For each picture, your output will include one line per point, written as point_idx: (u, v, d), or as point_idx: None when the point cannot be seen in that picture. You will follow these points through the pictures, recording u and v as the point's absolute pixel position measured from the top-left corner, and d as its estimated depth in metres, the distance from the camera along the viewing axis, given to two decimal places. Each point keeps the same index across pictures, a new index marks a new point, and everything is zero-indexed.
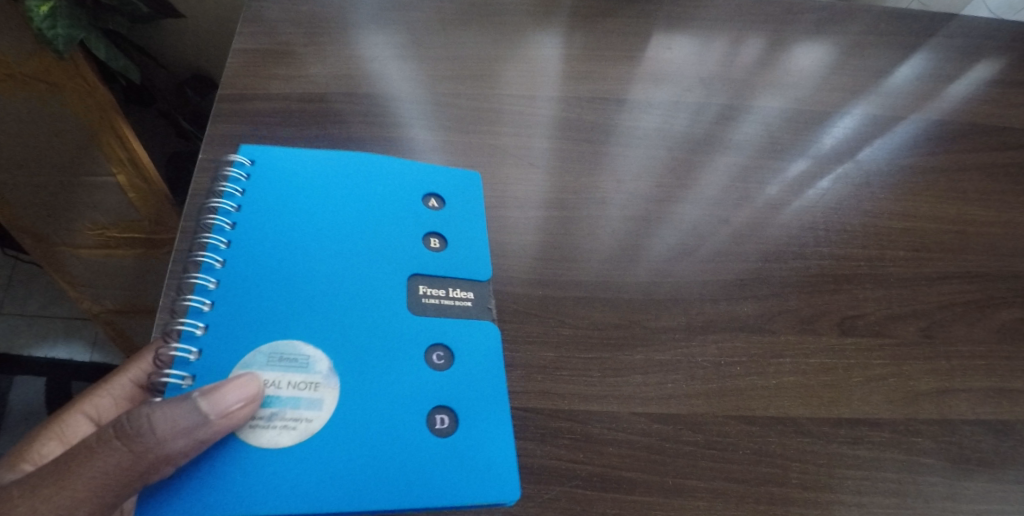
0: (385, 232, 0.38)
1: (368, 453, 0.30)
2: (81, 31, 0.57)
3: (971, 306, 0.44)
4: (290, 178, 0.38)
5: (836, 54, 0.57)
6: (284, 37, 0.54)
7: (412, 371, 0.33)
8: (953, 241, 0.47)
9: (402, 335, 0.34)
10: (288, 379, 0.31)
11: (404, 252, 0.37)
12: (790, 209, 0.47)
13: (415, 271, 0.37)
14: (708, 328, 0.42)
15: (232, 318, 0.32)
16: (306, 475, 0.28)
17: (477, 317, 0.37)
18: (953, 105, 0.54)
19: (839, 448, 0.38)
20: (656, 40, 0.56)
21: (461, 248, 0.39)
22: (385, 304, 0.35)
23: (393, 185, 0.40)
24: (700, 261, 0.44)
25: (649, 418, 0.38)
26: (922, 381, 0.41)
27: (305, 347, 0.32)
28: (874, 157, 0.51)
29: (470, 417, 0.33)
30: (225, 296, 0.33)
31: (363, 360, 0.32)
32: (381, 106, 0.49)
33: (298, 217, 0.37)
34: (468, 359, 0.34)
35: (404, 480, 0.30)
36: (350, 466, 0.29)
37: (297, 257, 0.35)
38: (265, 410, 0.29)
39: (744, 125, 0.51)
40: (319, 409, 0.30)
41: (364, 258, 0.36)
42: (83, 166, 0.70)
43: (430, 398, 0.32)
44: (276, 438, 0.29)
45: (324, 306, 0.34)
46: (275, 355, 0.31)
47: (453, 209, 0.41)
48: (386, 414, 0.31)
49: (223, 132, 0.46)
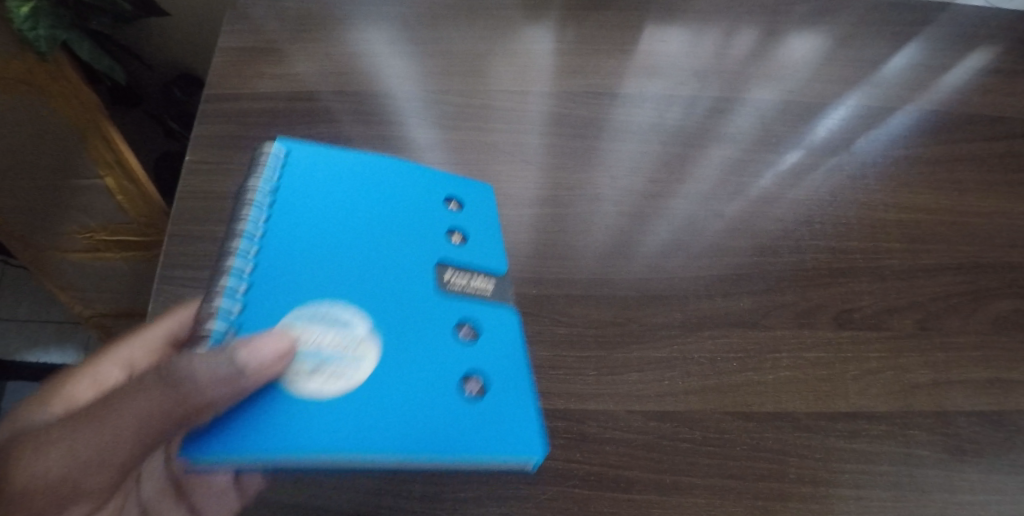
0: (408, 208, 0.36)
1: (401, 413, 0.27)
2: (64, 32, 0.56)
3: (966, 297, 0.44)
4: (315, 148, 0.36)
5: (829, 45, 0.56)
6: (270, 35, 0.53)
7: (446, 350, 0.30)
8: (947, 232, 0.47)
9: (437, 324, 0.31)
10: (328, 337, 0.28)
11: (429, 231, 0.35)
12: (785, 202, 0.47)
13: (440, 250, 0.35)
14: (704, 324, 0.41)
15: (261, 270, 0.29)
16: (339, 428, 0.25)
17: (503, 310, 0.35)
18: (947, 95, 0.54)
19: (836, 442, 0.38)
20: (648, 33, 0.55)
21: (484, 250, 0.37)
22: (416, 281, 0.32)
23: (420, 175, 0.38)
24: (695, 256, 0.44)
25: (646, 416, 0.38)
26: (919, 373, 0.41)
27: (338, 305, 0.29)
28: (869, 149, 0.50)
29: (500, 389, 0.30)
30: (251, 248, 0.30)
31: (395, 323, 0.30)
32: (370, 104, 0.49)
33: (329, 197, 0.34)
34: (493, 335, 0.33)
35: (444, 447, 0.27)
36: (383, 425, 0.26)
37: (323, 220, 0.32)
38: (302, 362, 0.27)
39: (738, 118, 0.51)
40: (357, 365, 0.28)
41: (394, 235, 0.34)
42: (71, 169, 0.69)
43: (461, 365, 0.30)
44: (314, 389, 0.26)
45: (352, 268, 0.31)
46: (312, 315, 0.29)
47: (472, 209, 0.39)
48: (422, 381, 0.29)
49: (210, 135, 0.47)
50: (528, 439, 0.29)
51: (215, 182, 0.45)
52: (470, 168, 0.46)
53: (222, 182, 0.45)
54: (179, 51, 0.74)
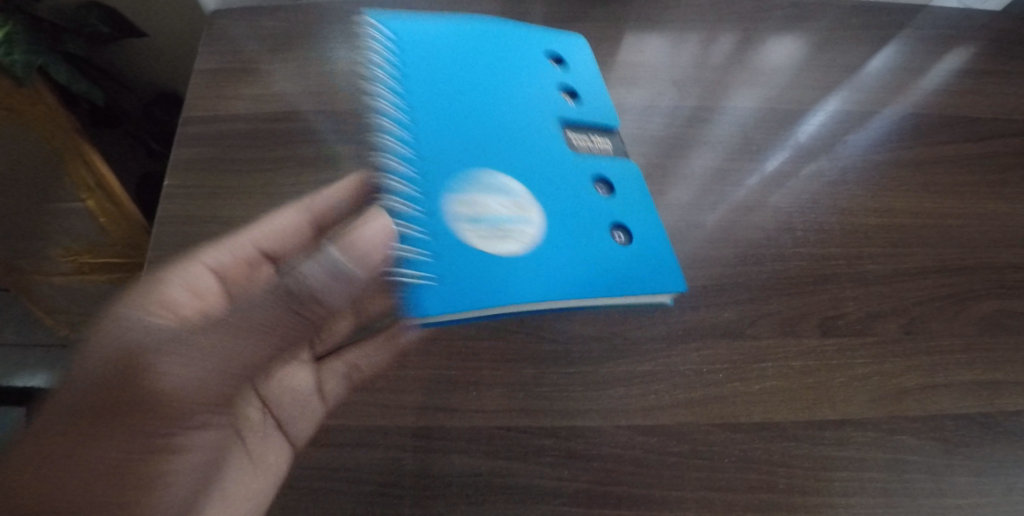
0: (528, 99, 0.43)
1: (583, 255, 0.36)
2: (41, 57, 0.56)
3: (950, 299, 0.44)
4: (433, 51, 0.42)
5: (806, 50, 0.57)
6: (248, 55, 0.53)
7: (575, 185, 0.39)
8: (929, 235, 0.47)
9: (559, 151, 0.41)
10: (501, 204, 0.36)
11: (551, 104, 0.44)
12: (767, 210, 0.47)
13: (564, 119, 0.44)
14: (689, 336, 0.41)
15: (440, 161, 0.36)
16: (550, 277, 0.34)
17: (611, 154, 0.44)
18: (925, 97, 0.54)
19: (824, 450, 0.38)
20: (627, 43, 0.55)
21: (592, 105, 0.47)
22: (559, 162, 0.40)
23: (524, 85, 0.44)
24: (678, 266, 0.44)
25: (633, 430, 0.38)
26: (905, 378, 0.41)
27: (502, 178, 0.37)
28: (848, 153, 0.51)
29: (624, 183, 0.42)
30: (424, 146, 0.36)
31: (557, 193, 0.38)
32: (351, 124, 0.49)
33: (453, 105, 0.39)
34: (624, 187, 0.42)
35: (614, 274, 0.36)
36: (576, 266, 0.35)
37: (482, 119, 0.40)
38: (485, 221, 0.35)
39: (718, 126, 0.51)
40: (526, 221, 0.36)
41: (536, 128, 0.41)
42: (52, 191, 0.69)
43: (606, 217, 0.39)
44: (503, 246, 0.34)
45: (509, 156, 0.39)
46: (465, 197, 0.35)
47: (577, 75, 0.48)
48: (574, 242, 0.36)
49: (192, 158, 0.46)
50: (675, 278, 0.37)
51: (197, 206, 0.45)
52: None
53: (201, 205, 0.45)
54: (159, 74, 0.75)
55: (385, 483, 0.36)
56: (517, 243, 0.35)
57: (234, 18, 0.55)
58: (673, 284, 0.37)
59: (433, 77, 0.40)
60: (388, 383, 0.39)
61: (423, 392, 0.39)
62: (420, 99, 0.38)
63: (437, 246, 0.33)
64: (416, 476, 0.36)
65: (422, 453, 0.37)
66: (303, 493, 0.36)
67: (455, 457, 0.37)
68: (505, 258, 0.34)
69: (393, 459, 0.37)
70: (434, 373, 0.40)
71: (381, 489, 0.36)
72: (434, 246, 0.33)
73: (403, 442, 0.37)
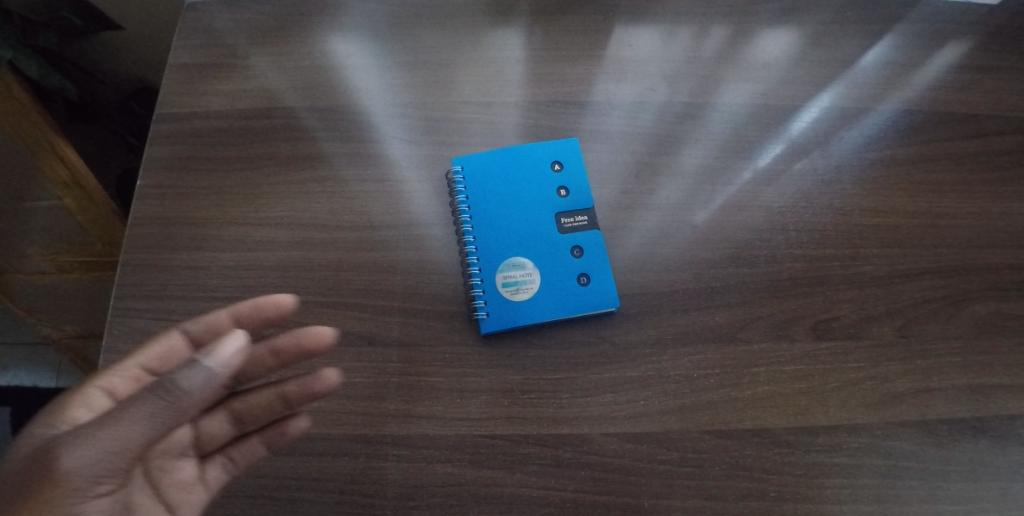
0: (528, 197, 0.45)
1: (552, 304, 0.41)
2: (9, 51, 0.54)
3: (945, 301, 0.43)
4: (475, 165, 0.46)
5: (803, 42, 0.54)
6: (224, 47, 0.51)
7: (559, 262, 0.43)
8: (924, 235, 0.46)
9: (548, 234, 0.44)
10: (516, 275, 0.42)
11: (545, 195, 0.45)
12: (759, 210, 0.46)
13: (559, 208, 0.45)
14: (679, 341, 0.40)
15: (484, 257, 0.43)
16: (533, 309, 0.41)
17: (597, 228, 0.44)
18: (926, 91, 0.52)
19: (817, 457, 0.38)
20: (618, 36, 0.53)
21: (589, 194, 0.45)
22: (543, 244, 0.44)
23: (517, 178, 0.46)
24: (668, 269, 0.43)
25: (622, 438, 0.37)
26: (898, 382, 0.40)
27: (521, 260, 0.43)
28: (844, 151, 0.49)
29: (593, 247, 0.43)
30: (473, 246, 0.43)
31: (542, 260, 0.43)
32: (333, 122, 0.48)
33: (482, 209, 0.44)
34: (597, 249, 0.43)
35: (565, 307, 0.41)
36: (545, 310, 0.41)
37: (495, 225, 0.44)
38: (513, 290, 0.42)
39: (708, 124, 0.49)
40: (531, 286, 0.42)
41: (524, 214, 0.45)
42: (25, 191, 0.66)
43: (574, 267, 0.43)
44: (517, 295, 0.41)
45: (512, 247, 0.43)
46: (504, 274, 0.42)
47: (574, 163, 0.46)
48: (545, 271, 0.43)
49: (174, 157, 0.46)
50: (607, 295, 0.41)
51: (176, 208, 0.44)
52: (434, 186, 0.46)
53: (184, 208, 0.44)
54: (137, 67, 0.74)
55: (367, 494, 0.35)
56: (528, 292, 0.42)
57: (210, 9, 0.53)
58: (601, 303, 0.41)
59: (479, 188, 0.45)
60: (368, 390, 0.38)
61: (405, 400, 0.38)
62: (473, 210, 0.44)
63: (485, 299, 0.41)
64: (399, 486, 0.35)
65: (404, 463, 0.36)
66: (283, 505, 0.35)
67: (438, 466, 0.36)
68: (526, 305, 0.41)
69: (375, 469, 0.36)
70: (416, 380, 0.38)
71: (362, 500, 0.35)
72: (482, 299, 0.41)
73: (384, 451, 0.36)
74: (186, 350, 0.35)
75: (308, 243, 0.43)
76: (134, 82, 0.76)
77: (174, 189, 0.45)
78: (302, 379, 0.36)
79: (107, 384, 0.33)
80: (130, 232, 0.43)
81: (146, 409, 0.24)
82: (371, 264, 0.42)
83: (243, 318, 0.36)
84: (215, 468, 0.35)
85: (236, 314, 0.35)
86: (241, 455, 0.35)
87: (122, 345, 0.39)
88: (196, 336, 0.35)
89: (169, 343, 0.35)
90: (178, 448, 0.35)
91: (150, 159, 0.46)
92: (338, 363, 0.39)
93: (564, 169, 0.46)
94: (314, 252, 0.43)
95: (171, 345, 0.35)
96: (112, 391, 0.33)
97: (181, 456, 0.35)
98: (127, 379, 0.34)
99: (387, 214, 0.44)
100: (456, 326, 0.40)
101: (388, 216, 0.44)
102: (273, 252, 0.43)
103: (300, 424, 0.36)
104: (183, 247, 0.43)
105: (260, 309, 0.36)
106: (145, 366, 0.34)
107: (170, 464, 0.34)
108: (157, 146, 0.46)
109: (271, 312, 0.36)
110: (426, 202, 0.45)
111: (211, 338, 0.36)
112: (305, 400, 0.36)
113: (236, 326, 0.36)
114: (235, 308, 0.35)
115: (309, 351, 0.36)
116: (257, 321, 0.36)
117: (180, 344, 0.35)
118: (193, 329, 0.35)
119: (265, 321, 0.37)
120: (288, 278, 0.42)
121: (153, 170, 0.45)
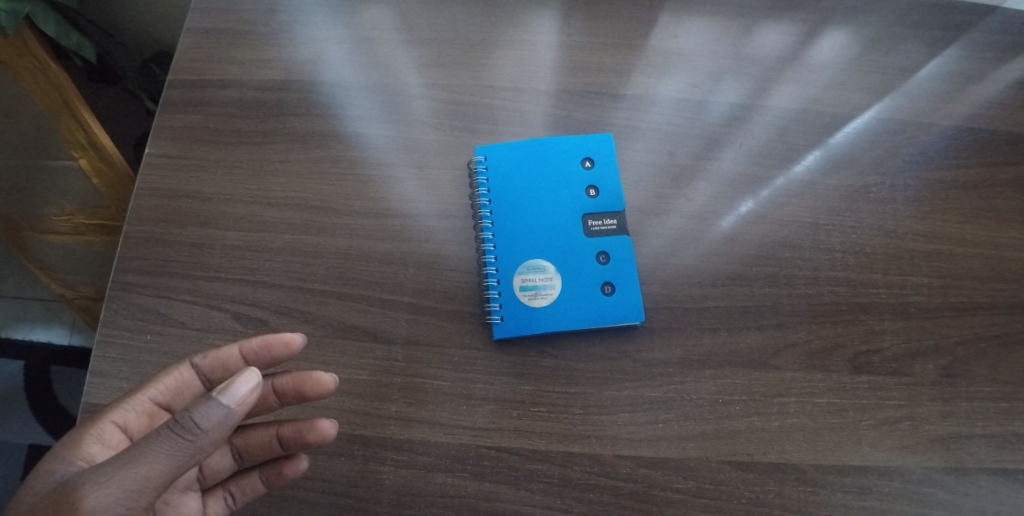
0: (556, 197, 0.42)
1: (570, 312, 0.38)
2: (26, 5, 0.54)
3: (997, 343, 0.40)
4: (501, 158, 0.43)
5: (862, 45, 0.50)
6: (242, 14, 0.48)
7: (584, 268, 0.40)
8: (980, 268, 0.42)
9: (573, 237, 0.41)
10: (537, 278, 0.40)
11: (574, 196, 0.42)
12: (801, 226, 0.42)
13: (587, 210, 0.42)
14: (706, 363, 0.38)
15: (505, 257, 0.40)
16: (550, 317, 0.38)
17: (626, 233, 0.41)
18: (995, 110, 0.47)
19: (843, 499, 0.35)
20: (663, 26, 0.49)
21: (620, 196, 0.42)
22: (567, 248, 0.41)
23: (547, 176, 0.43)
24: (698, 282, 0.40)
25: (636, 462, 0.35)
26: (939, 425, 0.37)
27: (543, 263, 0.40)
28: (900, 168, 0.45)
29: (621, 255, 0.40)
30: (494, 245, 0.40)
31: (565, 265, 0.40)
32: (351, 99, 0.45)
33: (506, 206, 0.42)
34: (624, 258, 0.40)
35: (585, 317, 0.38)
36: (562, 318, 0.38)
37: (519, 223, 0.41)
38: (530, 294, 0.39)
39: (754, 127, 0.46)
40: (551, 292, 0.39)
41: (550, 214, 0.42)
42: (38, 148, 0.65)
43: (598, 275, 0.40)
44: (534, 300, 0.39)
45: (535, 248, 0.41)
46: (523, 278, 0.40)
47: (606, 162, 0.43)
48: (567, 277, 0.40)
49: (185, 126, 0.44)
50: (631, 308, 0.38)
51: (183, 180, 0.42)
52: (456, 175, 0.43)
53: (193, 180, 0.42)
54: (159, 29, 0.73)
55: (361, 499, 0.33)
56: (547, 298, 0.39)
57: None
58: (625, 317, 0.38)
59: (505, 184, 0.42)
60: (371, 389, 0.36)
61: (408, 402, 0.36)
62: (495, 207, 0.41)
63: (500, 301, 0.38)
64: (396, 493, 0.34)
65: (402, 469, 0.34)
66: (275, 503, 0.33)
67: (438, 475, 0.34)
68: (544, 313, 0.38)
69: (371, 473, 0.34)
70: (421, 382, 0.36)
71: (357, 504, 0.33)
72: (498, 302, 0.38)
73: (381, 455, 0.34)
74: (197, 383, 0.33)
75: (319, 227, 0.41)
76: (155, 46, 0.75)
77: (184, 161, 0.43)
78: (297, 424, 0.32)
79: (122, 418, 0.30)
80: (136, 202, 0.41)
81: (166, 449, 0.22)
82: (383, 254, 0.40)
83: (252, 355, 0.33)
84: (215, 502, 0.33)
85: (245, 352, 0.32)
86: (239, 491, 0.33)
87: (121, 321, 0.38)
88: (205, 372, 0.33)
89: (179, 376, 0.32)
90: (184, 482, 0.34)
91: (161, 126, 0.44)
92: (342, 357, 0.37)
93: (595, 169, 0.43)
94: (323, 238, 0.40)
95: (181, 379, 0.32)
96: (127, 426, 0.30)
97: (186, 491, 0.34)
98: (140, 413, 0.31)
99: (400, 201, 0.42)
100: (468, 328, 0.38)
101: (405, 204, 0.42)
102: (281, 234, 0.40)
103: (298, 465, 0.32)
104: (188, 223, 0.41)
105: (269, 348, 0.33)
106: (158, 400, 0.32)
107: (176, 499, 0.33)
108: (168, 114, 0.44)
109: (280, 350, 0.33)
110: (445, 192, 0.42)
111: (219, 375, 0.33)
112: (299, 446, 0.32)
113: (247, 364, 0.33)
114: (244, 345, 0.32)
115: (309, 396, 0.33)
116: (264, 360, 0.33)
117: (190, 379, 0.32)
118: (203, 364, 0.32)
119: (272, 360, 0.33)
120: (296, 263, 0.40)
121: (163, 139, 0.43)
